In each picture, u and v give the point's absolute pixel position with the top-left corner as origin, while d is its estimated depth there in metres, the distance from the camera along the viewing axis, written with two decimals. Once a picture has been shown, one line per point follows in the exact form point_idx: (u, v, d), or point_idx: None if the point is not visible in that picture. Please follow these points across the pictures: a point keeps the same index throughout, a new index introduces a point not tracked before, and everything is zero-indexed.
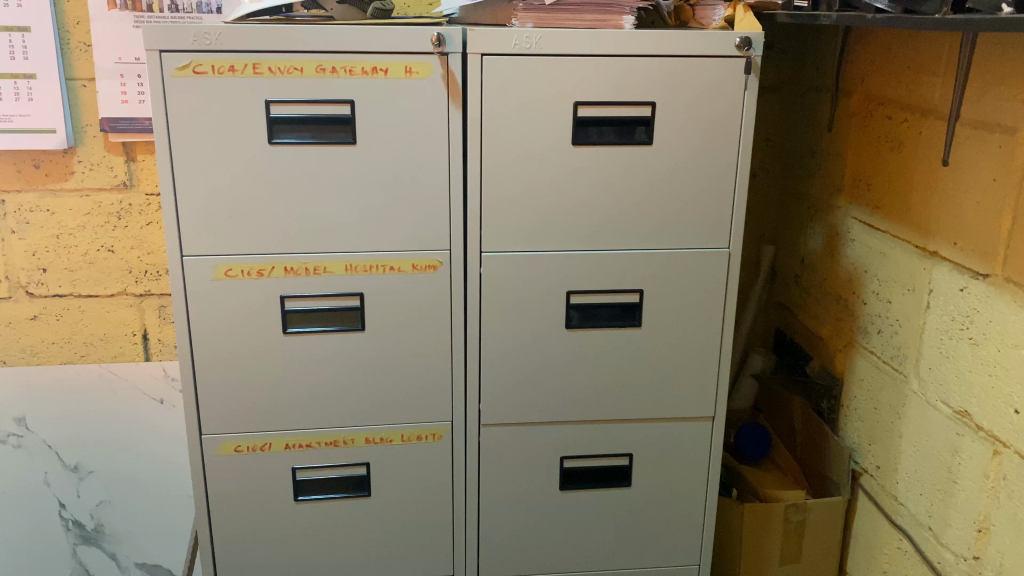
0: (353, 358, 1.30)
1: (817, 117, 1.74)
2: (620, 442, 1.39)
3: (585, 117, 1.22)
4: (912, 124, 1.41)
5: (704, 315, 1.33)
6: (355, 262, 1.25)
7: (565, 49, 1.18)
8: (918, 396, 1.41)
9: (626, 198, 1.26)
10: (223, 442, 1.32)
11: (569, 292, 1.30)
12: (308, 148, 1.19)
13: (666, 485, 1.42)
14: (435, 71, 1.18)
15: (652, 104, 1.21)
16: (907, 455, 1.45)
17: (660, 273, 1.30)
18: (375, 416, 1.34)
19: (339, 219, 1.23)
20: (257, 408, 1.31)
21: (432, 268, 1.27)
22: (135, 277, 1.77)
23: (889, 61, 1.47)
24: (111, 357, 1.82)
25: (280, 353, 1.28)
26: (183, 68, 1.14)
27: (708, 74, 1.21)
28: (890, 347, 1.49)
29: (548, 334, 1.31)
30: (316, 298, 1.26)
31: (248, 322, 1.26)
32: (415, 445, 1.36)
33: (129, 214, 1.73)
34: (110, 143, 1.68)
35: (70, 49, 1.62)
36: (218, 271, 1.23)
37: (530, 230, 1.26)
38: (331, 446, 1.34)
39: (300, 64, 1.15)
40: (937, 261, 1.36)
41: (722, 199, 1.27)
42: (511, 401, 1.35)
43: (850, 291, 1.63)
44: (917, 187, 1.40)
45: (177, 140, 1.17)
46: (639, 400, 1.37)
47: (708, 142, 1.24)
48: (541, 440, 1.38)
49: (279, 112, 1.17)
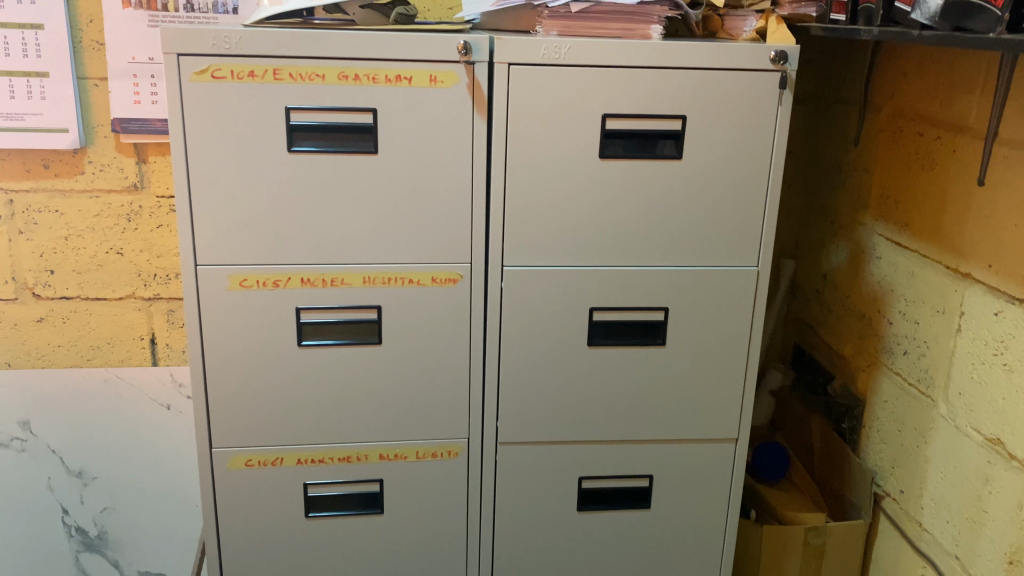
0: (368, 372, 1.26)
1: (843, 132, 1.70)
2: (640, 464, 1.36)
3: (613, 129, 1.18)
4: (946, 142, 1.38)
5: (730, 333, 1.29)
6: (373, 274, 1.21)
7: (595, 60, 1.15)
8: (946, 421, 1.38)
9: (653, 214, 1.22)
10: (233, 456, 1.29)
11: (592, 309, 1.26)
12: (328, 156, 1.15)
13: (686, 507, 1.39)
14: (460, 80, 1.14)
15: (682, 118, 1.18)
16: (934, 479, 1.41)
17: (687, 291, 1.26)
18: (390, 432, 1.30)
19: (358, 231, 1.19)
20: (269, 422, 1.28)
21: (452, 281, 1.23)
22: (145, 280, 1.74)
23: (923, 75, 1.44)
24: (118, 361, 1.79)
25: (293, 366, 1.25)
26: (201, 73, 1.11)
27: (741, 89, 1.18)
28: (916, 369, 1.46)
29: (569, 352, 1.28)
30: (332, 311, 1.22)
31: (263, 332, 1.23)
32: (430, 462, 1.33)
33: (139, 216, 1.70)
34: (121, 144, 1.65)
35: (83, 48, 1.58)
36: (233, 281, 1.20)
37: (552, 244, 1.22)
38: (343, 461, 1.31)
39: (322, 71, 1.12)
40: (970, 283, 1.32)
41: (752, 215, 1.24)
42: (529, 419, 1.31)
43: (875, 310, 1.59)
44: (951, 206, 1.36)
45: (193, 146, 1.14)
46: (661, 420, 1.33)
47: (739, 156, 1.21)
48: (560, 459, 1.34)
49: (299, 119, 1.14)
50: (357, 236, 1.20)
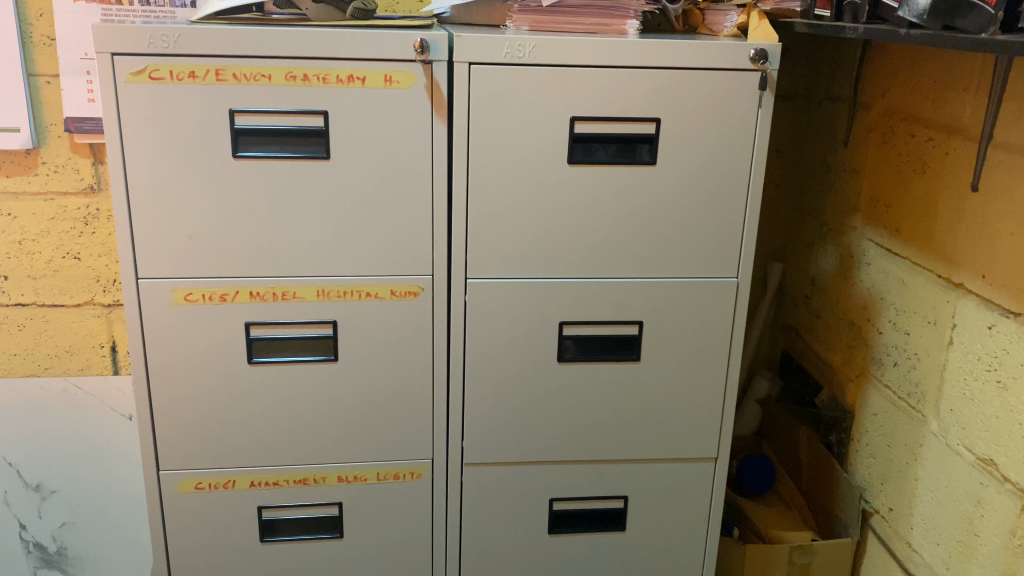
0: (324, 390, 1.19)
1: (831, 131, 1.62)
2: (615, 485, 1.29)
3: (582, 133, 1.11)
4: (938, 144, 1.30)
5: (708, 347, 1.22)
6: (328, 287, 1.14)
7: (563, 59, 1.07)
8: (937, 438, 1.31)
9: (625, 223, 1.15)
10: (183, 479, 1.22)
11: (561, 323, 1.19)
12: (277, 162, 1.08)
13: (662, 530, 1.32)
14: (417, 80, 1.07)
15: (656, 120, 1.10)
16: (924, 498, 1.34)
17: (662, 304, 1.19)
18: (349, 453, 1.23)
19: (311, 240, 1.12)
20: (219, 443, 1.21)
21: (412, 294, 1.16)
22: (104, 286, 1.63)
23: (915, 73, 1.36)
24: (77, 370, 1.67)
25: (244, 384, 1.18)
26: (138, 74, 1.03)
27: (718, 90, 1.10)
28: (907, 383, 1.39)
29: (538, 368, 1.21)
30: (285, 327, 1.15)
31: (212, 349, 1.15)
32: (392, 484, 1.26)
33: (98, 219, 1.59)
34: (76, 144, 1.54)
35: (32, 43, 1.48)
36: (177, 295, 1.13)
37: (518, 256, 1.15)
38: (299, 484, 1.24)
39: (268, 71, 1.04)
40: (963, 293, 1.25)
41: (731, 224, 1.17)
42: (496, 439, 1.24)
43: (864, 318, 1.52)
44: (944, 212, 1.29)
45: (132, 153, 1.06)
46: (636, 439, 1.26)
47: (717, 161, 1.13)
48: (530, 480, 1.27)
49: (245, 123, 1.06)
50: (310, 247, 1.12)
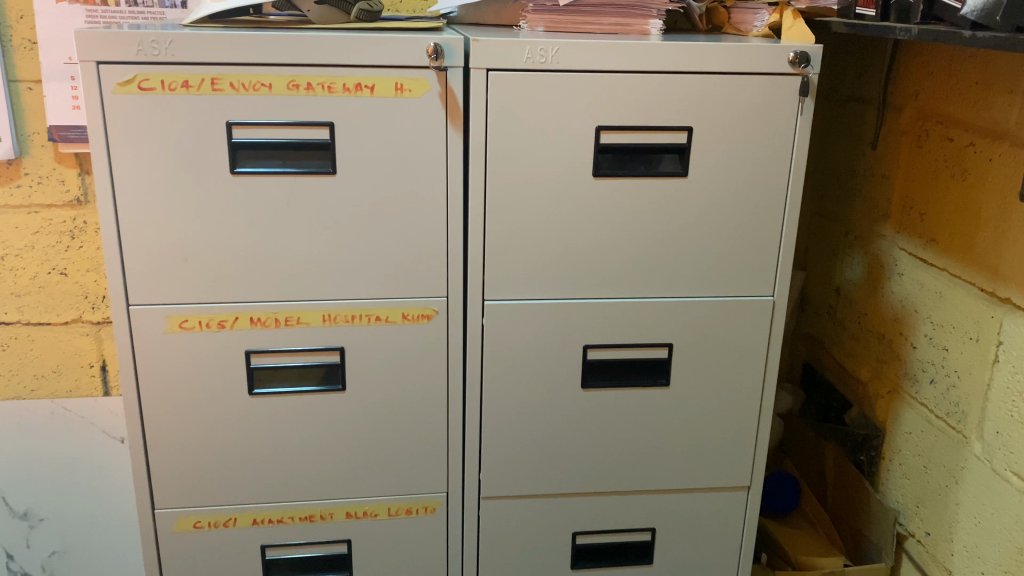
0: (331, 422, 1.11)
1: (858, 133, 1.55)
2: (642, 517, 1.21)
3: (608, 143, 1.02)
4: (981, 150, 1.22)
5: (742, 369, 1.14)
6: (334, 312, 1.06)
7: (588, 64, 0.99)
8: (981, 461, 1.24)
9: (654, 240, 1.07)
10: (180, 517, 1.13)
11: (586, 347, 1.11)
12: (279, 178, 0.99)
13: (692, 562, 1.24)
14: (431, 88, 0.98)
15: (688, 129, 1.02)
16: (966, 524, 1.27)
17: (694, 325, 1.11)
18: (358, 488, 1.15)
19: (317, 262, 1.04)
20: (219, 478, 1.12)
21: (425, 318, 1.08)
22: (92, 302, 1.53)
23: (954, 73, 1.28)
24: (66, 391, 1.58)
25: (245, 416, 1.09)
26: (126, 84, 0.94)
27: (755, 96, 1.02)
28: (945, 401, 1.32)
29: (560, 395, 1.13)
30: (288, 354, 1.07)
31: (211, 379, 1.07)
32: (404, 519, 1.18)
33: (85, 232, 1.49)
34: (61, 153, 1.44)
35: (13, 47, 1.38)
36: (171, 322, 1.04)
37: (539, 276, 1.07)
38: (305, 521, 1.16)
39: (269, 79, 0.95)
40: (1009, 309, 1.18)
41: (767, 239, 1.09)
42: (515, 470, 1.16)
43: (896, 331, 1.44)
44: (986, 222, 1.21)
45: (120, 170, 0.97)
46: (665, 468, 1.18)
47: (753, 172, 1.05)
48: (551, 513, 1.19)
49: (244, 136, 0.97)
50: (316, 269, 1.04)
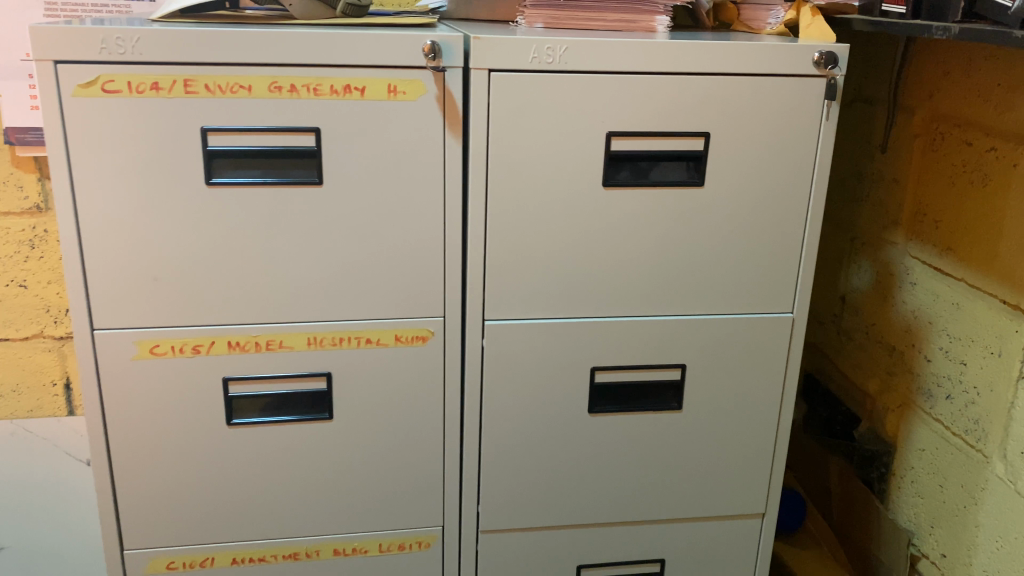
0: (317, 453, 1.02)
1: (865, 136, 1.48)
2: (650, 547, 1.14)
3: (619, 151, 0.94)
4: (1003, 155, 1.16)
5: (758, 391, 1.07)
6: (321, 335, 0.97)
7: (599, 65, 0.91)
8: (1003, 482, 1.17)
9: (667, 254, 0.99)
10: (152, 558, 1.04)
11: (593, 369, 1.03)
12: (259, 190, 0.90)
13: None
14: (427, 90, 0.90)
15: (706, 135, 0.94)
16: (986, 548, 1.21)
17: (708, 345, 1.04)
18: (346, 523, 1.06)
19: (302, 281, 0.95)
20: (194, 515, 1.03)
21: (420, 339, 0.99)
22: (55, 316, 1.42)
23: (972, 74, 1.21)
24: (26, 411, 1.46)
25: (222, 448, 1.00)
26: (87, 85, 0.84)
27: (778, 99, 0.95)
28: (963, 418, 1.25)
29: (565, 421, 1.05)
30: (270, 381, 0.98)
31: (185, 408, 0.98)
32: (395, 555, 1.09)
33: (45, 241, 1.38)
34: (19, 157, 1.32)
35: None
36: (141, 347, 0.94)
37: (543, 294, 0.99)
38: (289, 559, 1.07)
39: (247, 81, 0.86)
40: None
41: (787, 253, 1.01)
42: (516, 501, 1.08)
43: (908, 343, 1.38)
44: (1009, 232, 1.15)
45: (83, 181, 0.88)
46: (675, 496, 1.11)
47: (774, 182, 0.98)
48: (554, 546, 1.12)
49: (220, 144, 0.88)
50: (300, 288, 0.95)
